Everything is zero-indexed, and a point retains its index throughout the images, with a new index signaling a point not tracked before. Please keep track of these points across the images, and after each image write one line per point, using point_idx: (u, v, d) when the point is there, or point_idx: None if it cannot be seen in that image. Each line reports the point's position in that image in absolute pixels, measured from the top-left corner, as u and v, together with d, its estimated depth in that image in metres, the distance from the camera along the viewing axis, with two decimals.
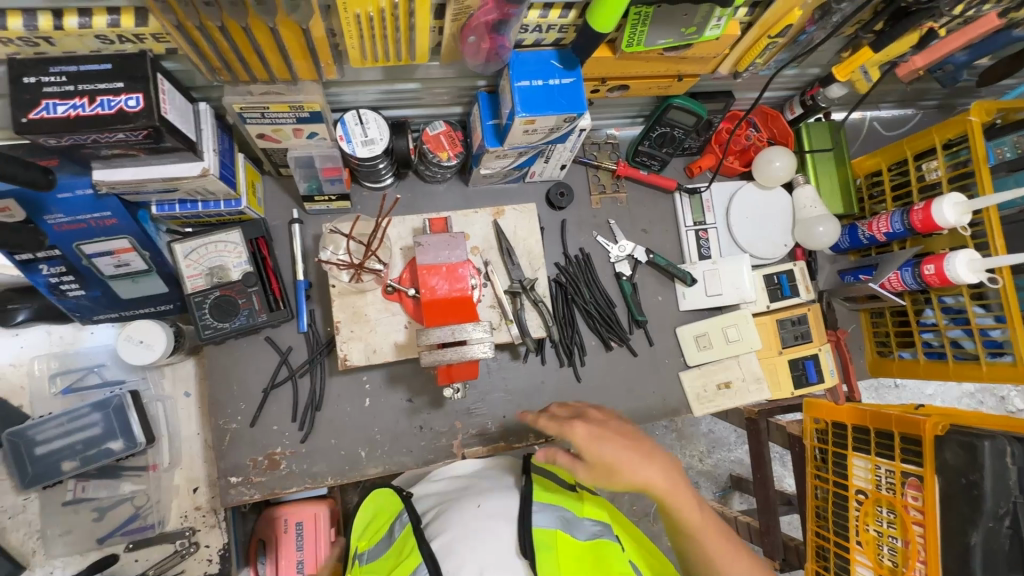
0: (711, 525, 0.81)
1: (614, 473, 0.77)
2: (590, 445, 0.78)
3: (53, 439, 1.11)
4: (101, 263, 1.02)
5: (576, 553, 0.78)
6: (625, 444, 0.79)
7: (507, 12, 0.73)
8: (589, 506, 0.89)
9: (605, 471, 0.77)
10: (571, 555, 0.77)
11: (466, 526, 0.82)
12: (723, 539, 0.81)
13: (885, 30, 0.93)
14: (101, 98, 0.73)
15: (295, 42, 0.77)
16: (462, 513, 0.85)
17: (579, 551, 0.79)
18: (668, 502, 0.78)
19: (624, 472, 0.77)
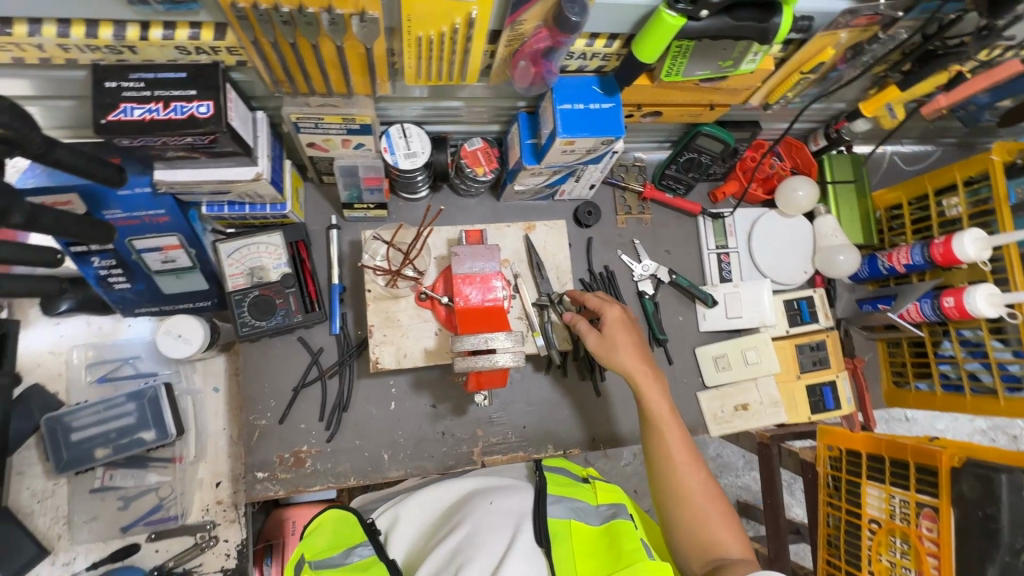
0: (674, 432, 0.99)
1: (613, 352, 1.02)
2: (608, 324, 1.04)
3: (88, 426, 1.15)
4: (149, 258, 1.06)
5: (590, 538, 0.82)
6: (630, 337, 1.04)
7: (557, 42, 0.78)
8: (603, 492, 0.92)
9: (609, 344, 1.03)
10: (586, 540, 0.82)
11: (483, 525, 0.80)
12: (680, 443, 0.98)
13: (913, 70, 0.98)
14: (175, 103, 0.78)
15: (356, 59, 0.82)
16: (475, 509, 0.83)
17: (594, 537, 0.82)
18: (640, 386, 1.01)
19: (617, 352, 1.02)
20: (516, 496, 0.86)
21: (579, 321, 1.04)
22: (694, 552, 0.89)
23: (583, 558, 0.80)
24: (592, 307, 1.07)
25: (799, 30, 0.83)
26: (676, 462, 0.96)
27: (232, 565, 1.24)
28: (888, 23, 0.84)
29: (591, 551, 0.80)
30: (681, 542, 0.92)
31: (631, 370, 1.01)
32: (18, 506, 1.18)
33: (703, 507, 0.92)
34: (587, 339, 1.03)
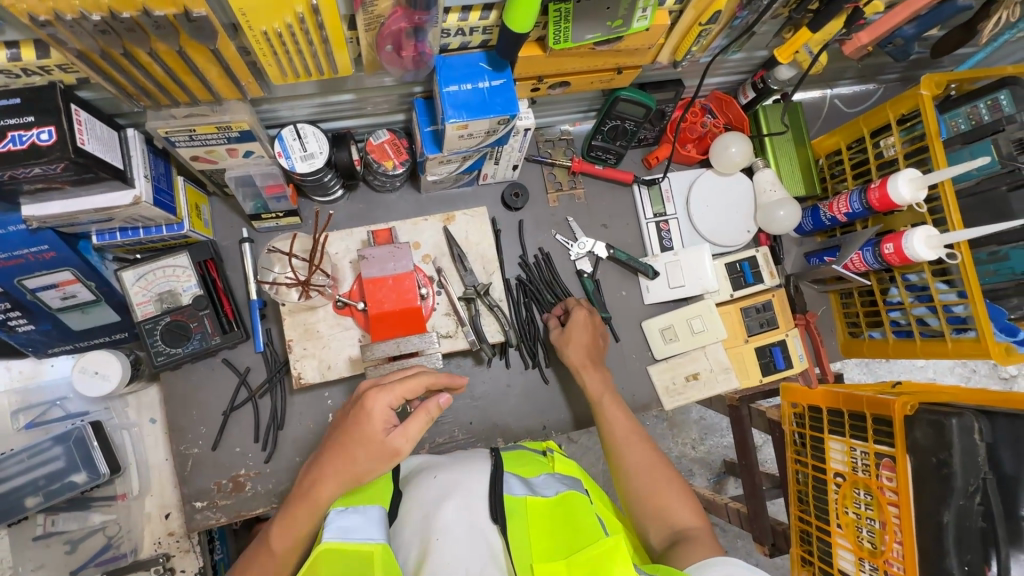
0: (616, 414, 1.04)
1: (570, 347, 1.12)
2: (571, 323, 1.14)
3: (15, 476, 1.11)
4: (46, 297, 1.00)
5: (546, 513, 0.79)
6: (588, 336, 1.13)
7: (418, 20, 0.73)
8: (559, 463, 0.92)
9: (563, 338, 1.13)
10: (542, 517, 0.79)
11: (422, 500, 0.82)
12: (624, 423, 1.02)
13: (821, 8, 0.91)
14: (12, 133, 0.72)
15: (209, 64, 0.76)
16: (419, 487, 0.85)
17: (549, 510, 0.80)
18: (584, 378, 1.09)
19: (571, 347, 1.12)
20: (459, 468, 0.87)
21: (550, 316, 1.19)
22: (653, 523, 0.90)
23: (538, 535, 0.78)
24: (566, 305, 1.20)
25: None
26: (621, 443, 0.99)
27: None
28: None
29: (547, 527, 0.78)
30: (641, 517, 0.92)
31: (578, 365, 1.10)
32: None
33: (653, 477, 0.93)
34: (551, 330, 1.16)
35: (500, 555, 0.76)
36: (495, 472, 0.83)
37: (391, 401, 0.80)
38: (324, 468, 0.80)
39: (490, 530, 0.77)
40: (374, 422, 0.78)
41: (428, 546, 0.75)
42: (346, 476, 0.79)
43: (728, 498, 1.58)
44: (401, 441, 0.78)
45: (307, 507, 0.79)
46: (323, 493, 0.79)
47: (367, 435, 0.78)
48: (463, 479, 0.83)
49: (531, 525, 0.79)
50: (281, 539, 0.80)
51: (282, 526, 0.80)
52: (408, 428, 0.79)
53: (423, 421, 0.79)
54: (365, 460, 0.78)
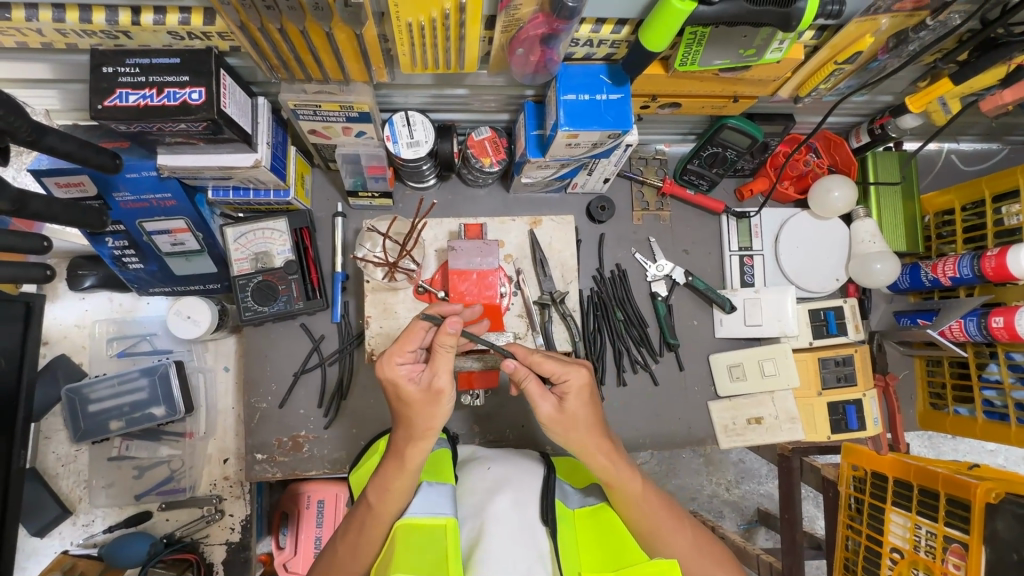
0: (631, 477, 0.80)
1: (573, 433, 0.79)
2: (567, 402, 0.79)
3: (105, 398, 1.21)
4: (159, 240, 1.08)
5: (592, 528, 0.81)
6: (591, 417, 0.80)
7: (556, 28, 0.74)
8: None
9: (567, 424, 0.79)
10: (589, 528, 0.81)
11: (476, 488, 0.84)
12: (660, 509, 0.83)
13: (970, 61, 0.87)
14: (168, 89, 0.78)
15: (349, 46, 0.80)
16: (473, 475, 0.87)
17: (595, 527, 0.81)
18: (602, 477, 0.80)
19: (579, 432, 0.79)
20: (514, 463, 0.88)
21: (527, 377, 0.79)
22: None
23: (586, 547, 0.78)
24: (551, 372, 0.80)
25: (828, 16, 0.73)
26: (659, 528, 0.81)
27: (236, 539, 1.28)
28: (937, 7, 0.75)
29: (594, 543, 0.78)
30: None
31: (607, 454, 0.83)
32: (44, 469, 1.26)
33: (702, 560, 0.82)
34: (540, 407, 0.79)
35: (547, 557, 0.72)
36: (548, 474, 0.84)
37: (401, 359, 0.79)
38: (404, 433, 0.79)
39: (540, 532, 0.75)
40: (400, 383, 0.78)
41: (483, 531, 0.73)
42: (427, 434, 0.78)
43: (760, 550, 1.51)
44: (443, 379, 0.78)
45: (405, 470, 0.79)
46: (416, 454, 0.78)
47: (410, 391, 0.78)
48: (517, 474, 0.84)
49: (578, 535, 0.80)
50: (387, 499, 0.79)
51: (381, 487, 0.80)
52: (445, 365, 0.78)
53: (446, 354, 0.77)
54: (427, 412, 0.78)
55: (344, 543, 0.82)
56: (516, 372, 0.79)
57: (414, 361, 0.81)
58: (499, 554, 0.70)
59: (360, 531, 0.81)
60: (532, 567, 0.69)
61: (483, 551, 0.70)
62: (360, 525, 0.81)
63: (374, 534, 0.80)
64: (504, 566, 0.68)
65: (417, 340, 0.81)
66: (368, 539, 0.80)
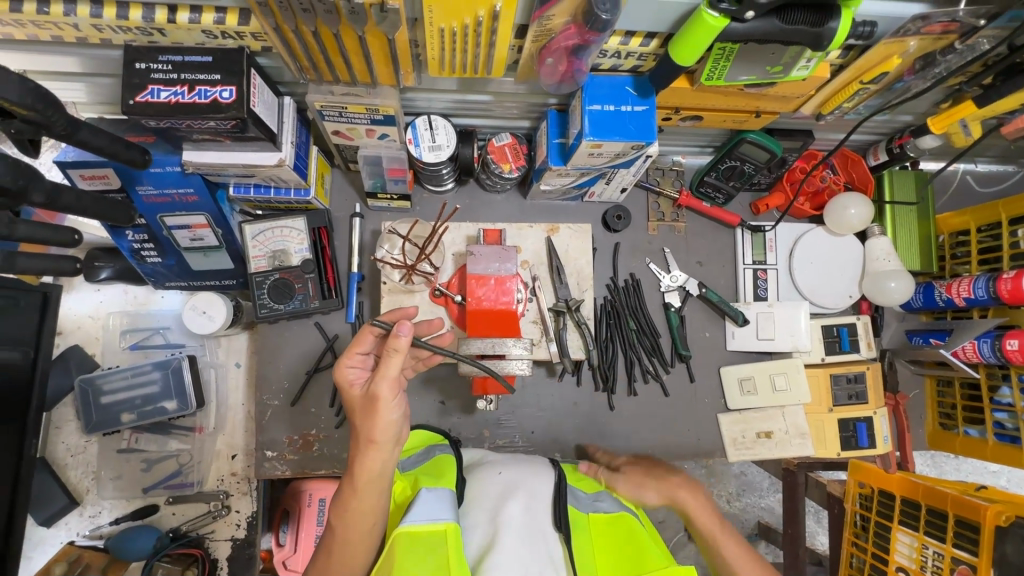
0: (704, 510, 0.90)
1: (645, 491, 0.92)
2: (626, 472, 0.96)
3: (118, 390, 1.21)
4: (178, 235, 1.08)
5: (607, 534, 0.80)
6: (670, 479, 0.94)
7: (587, 39, 0.74)
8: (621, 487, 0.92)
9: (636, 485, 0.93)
10: (603, 533, 0.80)
11: (486, 493, 0.83)
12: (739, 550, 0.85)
13: (995, 85, 0.87)
14: (199, 87, 0.79)
15: (379, 50, 0.81)
16: (482, 479, 0.87)
17: (611, 532, 0.80)
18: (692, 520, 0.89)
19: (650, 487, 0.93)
20: (523, 468, 0.88)
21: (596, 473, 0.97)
22: None
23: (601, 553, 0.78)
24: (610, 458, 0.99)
25: (860, 36, 0.74)
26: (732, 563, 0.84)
27: (241, 535, 1.29)
28: (966, 31, 0.76)
29: (609, 547, 0.78)
30: None
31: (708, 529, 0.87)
32: (54, 459, 1.26)
33: None
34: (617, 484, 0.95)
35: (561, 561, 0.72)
36: (560, 480, 0.84)
37: (352, 361, 0.82)
38: (354, 448, 0.77)
39: (552, 539, 0.75)
40: (347, 389, 0.81)
41: (496, 535, 0.73)
42: (370, 446, 0.74)
43: None
44: (381, 384, 0.75)
45: (359, 489, 0.75)
46: (365, 469, 0.75)
47: (353, 399, 0.80)
48: (528, 480, 0.84)
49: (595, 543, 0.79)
50: (346, 519, 0.76)
51: (339, 508, 0.76)
52: (385, 371, 0.75)
53: (388, 358, 0.75)
54: (367, 422, 0.75)
55: (315, 565, 0.78)
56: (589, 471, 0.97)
57: (364, 366, 0.84)
58: (512, 556, 0.69)
59: (331, 552, 0.77)
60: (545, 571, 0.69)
61: (495, 554, 0.69)
62: (326, 548, 0.77)
63: (343, 557, 0.76)
64: (515, 570, 0.68)
65: (369, 344, 0.83)
66: (337, 562, 0.76)
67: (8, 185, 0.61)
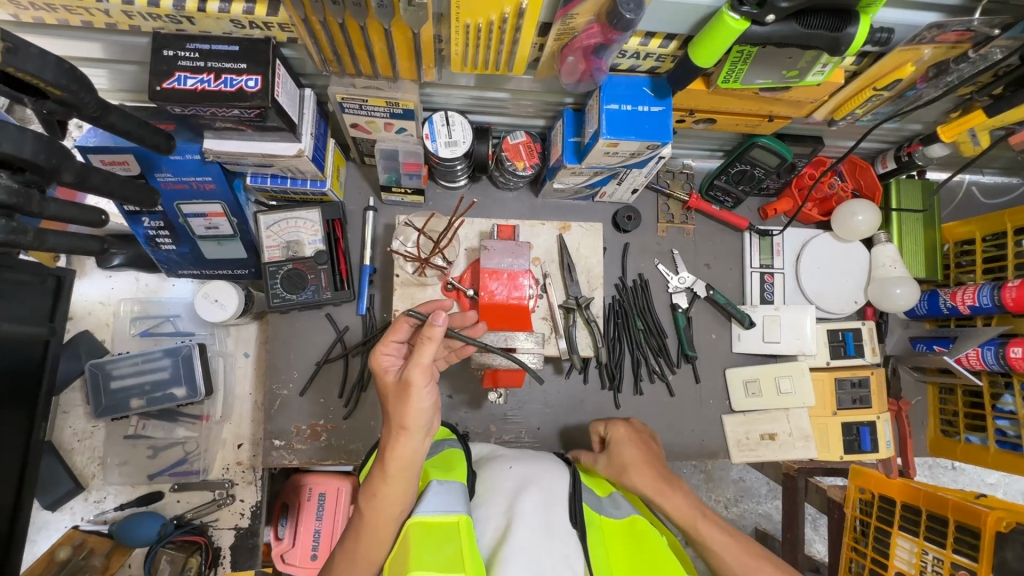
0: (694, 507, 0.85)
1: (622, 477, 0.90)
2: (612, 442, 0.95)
3: (127, 375, 1.22)
4: (194, 223, 1.09)
5: (620, 537, 0.81)
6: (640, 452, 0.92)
7: (609, 38, 0.75)
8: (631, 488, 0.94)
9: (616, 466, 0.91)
10: (616, 537, 0.81)
11: (500, 486, 0.84)
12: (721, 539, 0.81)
13: (1005, 95, 0.88)
14: (226, 76, 0.80)
15: (403, 43, 0.82)
16: (495, 473, 0.88)
17: (624, 534, 0.81)
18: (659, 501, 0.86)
19: (630, 476, 0.89)
20: (535, 464, 0.90)
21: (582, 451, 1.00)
22: None
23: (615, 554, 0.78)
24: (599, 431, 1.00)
25: (877, 42, 0.76)
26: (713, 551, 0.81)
27: (245, 524, 1.30)
28: (979, 41, 0.77)
29: (622, 549, 0.79)
30: None
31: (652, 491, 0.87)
32: (60, 443, 1.26)
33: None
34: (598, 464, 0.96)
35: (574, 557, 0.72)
36: (574, 478, 0.85)
37: (388, 349, 0.83)
38: (385, 435, 0.78)
39: (567, 534, 0.75)
40: (382, 376, 0.82)
41: (509, 527, 0.74)
42: (401, 434, 0.75)
43: None
44: (414, 372, 0.75)
45: (389, 475, 0.76)
46: (395, 456, 0.76)
47: (387, 386, 0.81)
48: (540, 475, 0.86)
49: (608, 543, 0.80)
50: (375, 504, 0.77)
51: (368, 493, 0.78)
52: (416, 358, 0.76)
53: (422, 346, 0.75)
54: (399, 410, 0.76)
55: (342, 548, 0.80)
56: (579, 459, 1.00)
57: (398, 354, 0.85)
58: (527, 548, 0.70)
59: (357, 537, 0.78)
60: (558, 567, 0.70)
61: (510, 546, 0.70)
62: (354, 531, 0.79)
63: (371, 540, 0.78)
64: (531, 561, 0.69)
65: (405, 332, 0.84)
66: (364, 544, 0.78)
67: (41, 163, 0.62)
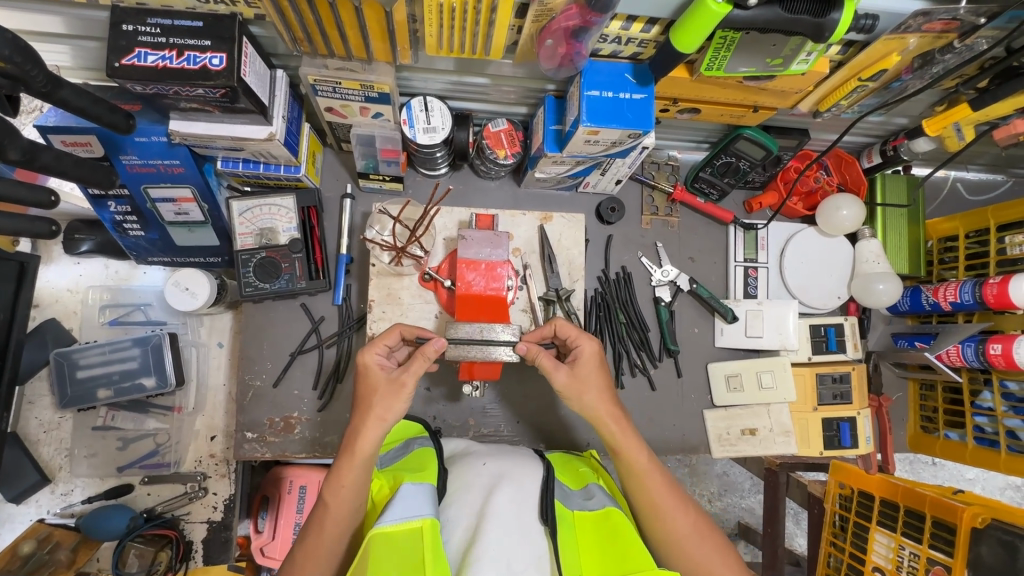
0: (637, 448, 0.86)
1: (579, 397, 0.87)
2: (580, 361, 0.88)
3: (94, 365, 1.18)
4: (163, 208, 1.05)
5: (592, 528, 0.79)
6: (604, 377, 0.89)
7: (588, 20, 0.73)
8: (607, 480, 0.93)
9: (578, 386, 0.86)
10: (589, 531, 0.79)
11: (473, 484, 0.83)
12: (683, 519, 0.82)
13: (990, 88, 0.87)
14: (189, 53, 0.77)
15: (375, 23, 0.79)
16: (468, 470, 0.86)
17: (595, 527, 0.79)
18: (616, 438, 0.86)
19: (587, 395, 0.87)
20: (509, 460, 0.88)
21: (539, 354, 0.88)
22: None
23: (585, 549, 0.76)
24: (566, 337, 0.91)
25: (860, 30, 0.73)
26: (658, 504, 0.83)
27: (217, 517, 1.27)
28: (965, 31, 0.76)
29: (594, 545, 0.76)
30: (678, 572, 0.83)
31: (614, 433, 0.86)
32: (25, 434, 1.23)
33: (701, 546, 0.82)
34: (555, 377, 0.87)
35: (544, 559, 0.71)
36: (547, 473, 0.84)
37: (378, 351, 0.84)
38: (358, 420, 0.79)
39: (539, 533, 0.74)
40: (371, 374, 0.82)
41: (481, 528, 0.72)
42: (378, 425, 0.78)
43: None
44: (408, 375, 0.80)
45: (357, 460, 0.77)
46: (365, 440, 0.77)
47: (370, 380, 0.82)
48: (515, 470, 0.84)
49: (579, 539, 0.78)
50: (341, 494, 0.76)
51: (334, 481, 0.77)
52: (414, 366, 0.81)
53: (423, 362, 0.81)
54: (381, 400, 0.79)
55: (302, 547, 0.76)
56: (527, 352, 0.89)
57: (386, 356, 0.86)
58: (497, 551, 0.68)
59: (319, 531, 0.76)
60: (529, 569, 0.69)
61: (482, 545, 0.69)
62: (318, 525, 0.76)
63: (331, 532, 0.75)
64: (501, 564, 0.67)
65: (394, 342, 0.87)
66: (327, 538, 0.75)
67: None
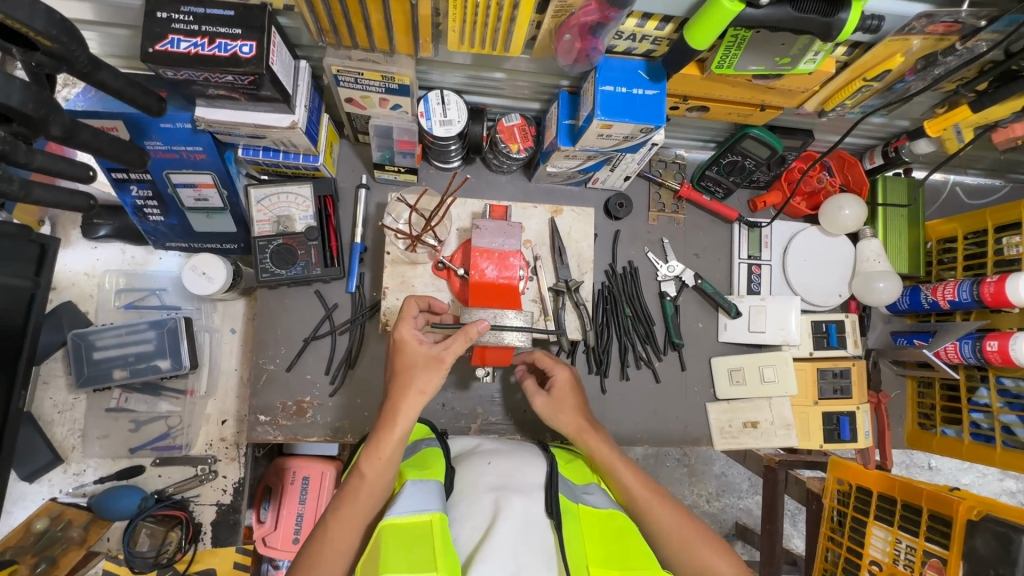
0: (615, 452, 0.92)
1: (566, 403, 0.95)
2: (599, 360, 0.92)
3: (110, 346, 1.21)
4: (183, 194, 1.08)
5: (594, 521, 0.82)
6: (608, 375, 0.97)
7: (607, 16, 0.76)
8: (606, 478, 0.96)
9: None
10: (593, 523, 0.82)
11: (479, 482, 0.84)
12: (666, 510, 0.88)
13: (989, 90, 0.91)
14: (220, 40, 0.80)
15: (400, 16, 0.82)
16: (473, 468, 0.88)
17: (597, 520, 0.82)
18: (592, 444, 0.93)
19: None
20: (513, 458, 0.90)
21: None
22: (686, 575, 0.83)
23: (590, 538, 0.79)
24: None
25: (866, 30, 0.77)
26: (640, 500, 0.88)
27: (226, 501, 1.29)
28: (966, 34, 0.79)
29: (598, 535, 0.79)
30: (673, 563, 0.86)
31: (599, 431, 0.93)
32: (39, 414, 1.25)
33: (694, 537, 0.85)
34: None
35: (551, 550, 0.72)
36: (551, 469, 0.86)
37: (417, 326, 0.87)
38: (398, 391, 0.81)
39: (546, 526, 0.75)
40: (411, 347, 0.84)
41: (490, 524, 0.74)
42: (419, 398, 0.80)
43: None
44: (449, 353, 0.82)
45: (397, 430, 0.79)
46: (408, 410, 0.80)
47: (410, 351, 0.84)
48: (520, 467, 0.86)
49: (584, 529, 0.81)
50: (378, 464, 0.78)
51: (373, 452, 0.78)
52: (454, 344, 0.83)
53: (464, 340, 0.83)
54: (422, 373, 0.81)
55: (335, 515, 0.78)
56: None
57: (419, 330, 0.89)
58: (507, 544, 0.70)
59: (356, 498, 0.78)
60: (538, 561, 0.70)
61: (491, 539, 0.70)
62: (354, 492, 0.78)
63: (367, 499, 0.78)
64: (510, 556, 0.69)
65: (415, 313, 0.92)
66: (363, 505, 0.78)
67: (29, 113, 0.62)
